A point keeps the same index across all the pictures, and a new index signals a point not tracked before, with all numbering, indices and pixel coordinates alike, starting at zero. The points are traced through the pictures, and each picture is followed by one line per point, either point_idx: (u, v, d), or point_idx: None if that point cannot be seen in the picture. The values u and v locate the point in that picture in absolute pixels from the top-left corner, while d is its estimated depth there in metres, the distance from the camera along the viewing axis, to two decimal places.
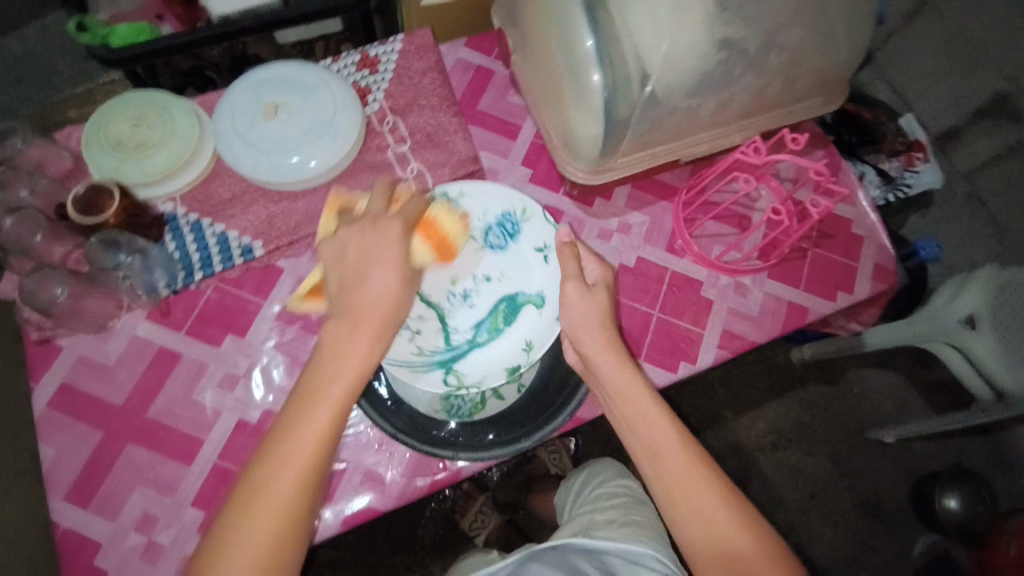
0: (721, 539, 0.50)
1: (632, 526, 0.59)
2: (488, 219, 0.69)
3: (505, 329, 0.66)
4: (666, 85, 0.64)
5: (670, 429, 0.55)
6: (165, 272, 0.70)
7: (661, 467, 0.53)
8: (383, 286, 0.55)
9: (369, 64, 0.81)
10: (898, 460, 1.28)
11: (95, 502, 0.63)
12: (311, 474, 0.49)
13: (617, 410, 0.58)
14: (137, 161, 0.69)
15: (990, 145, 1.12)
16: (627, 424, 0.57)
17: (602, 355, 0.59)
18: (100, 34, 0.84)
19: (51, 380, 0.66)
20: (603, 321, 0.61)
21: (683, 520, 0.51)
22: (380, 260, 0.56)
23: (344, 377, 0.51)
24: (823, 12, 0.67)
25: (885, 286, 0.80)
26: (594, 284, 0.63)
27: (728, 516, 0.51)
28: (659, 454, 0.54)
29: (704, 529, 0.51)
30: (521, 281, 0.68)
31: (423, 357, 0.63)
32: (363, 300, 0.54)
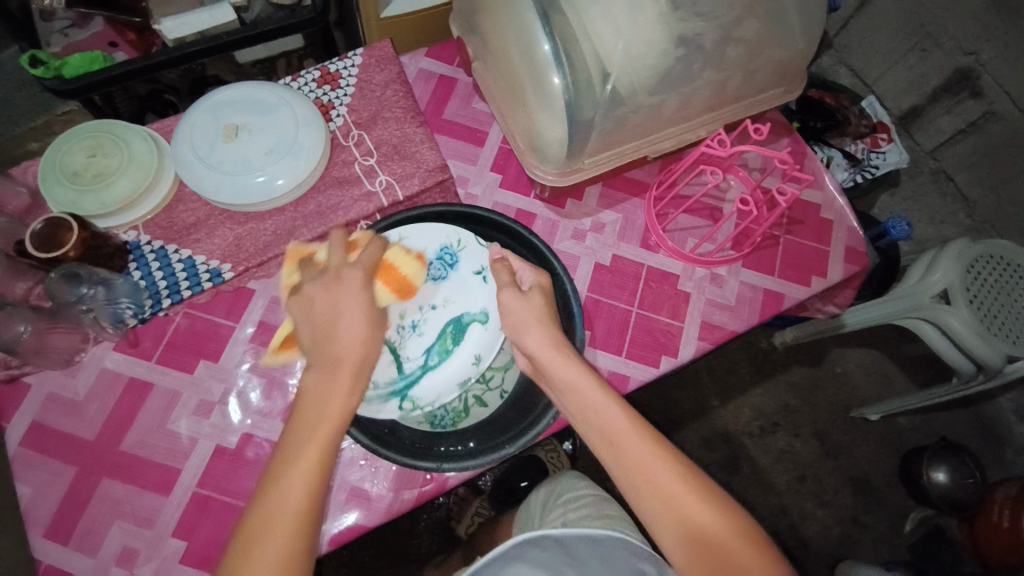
0: (687, 519, 0.50)
1: (607, 519, 0.64)
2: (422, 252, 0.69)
3: (454, 351, 0.67)
4: (627, 83, 0.64)
5: (624, 415, 0.54)
6: (132, 300, 0.68)
7: (621, 454, 0.53)
8: (353, 330, 0.55)
9: (330, 80, 0.80)
10: (886, 438, 1.29)
11: (75, 538, 0.61)
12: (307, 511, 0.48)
13: (569, 404, 0.57)
14: (96, 192, 0.67)
15: (952, 121, 1.14)
16: (580, 415, 0.56)
17: (548, 353, 0.58)
18: (53, 65, 0.81)
19: (22, 418, 0.65)
20: (543, 319, 0.60)
21: (649, 506, 0.51)
22: (351, 305, 0.56)
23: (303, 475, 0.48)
24: (775, 4, 0.68)
25: (856, 268, 0.81)
26: (530, 289, 0.63)
27: (690, 495, 0.51)
28: (616, 442, 0.53)
29: (670, 511, 0.50)
30: (463, 303, 0.69)
31: (378, 390, 0.64)
32: (338, 346, 0.54)
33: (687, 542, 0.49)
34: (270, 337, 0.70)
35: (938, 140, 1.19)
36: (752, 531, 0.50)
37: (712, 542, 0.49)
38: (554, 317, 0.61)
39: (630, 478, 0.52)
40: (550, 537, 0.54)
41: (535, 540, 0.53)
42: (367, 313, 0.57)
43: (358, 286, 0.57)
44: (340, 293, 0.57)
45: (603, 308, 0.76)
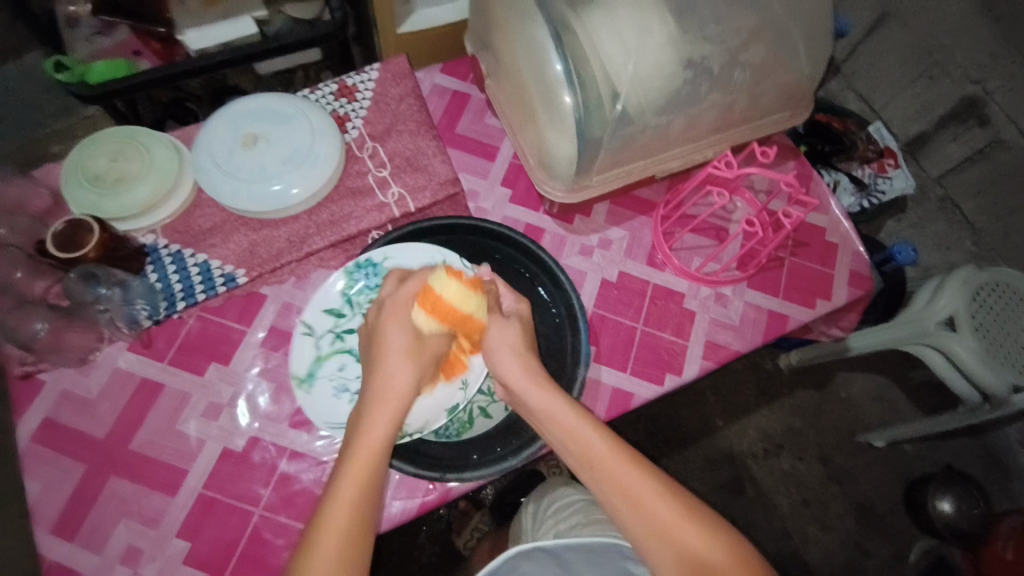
0: (672, 537, 0.50)
1: (596, 524, 0.63)
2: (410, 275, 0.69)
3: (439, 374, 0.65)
4: (635, 103, 0.66)
5: (600, 438, 0.55)
6: (147, 302, 0.69)
7: (602, 477, 0.54)
8: (402, 371, 0.57)
9: (347, 93, 0.82)
10: (890, 464, 1.29)
11: (81, 535, 0.62)
12: (346, 543, 0.49)
13: (548, 431, 0.57)
14: (116, 195, 0.69)
15: (960, 149, 1.15)
16: (558, 440, 0.57)
17: (518, 377, 0.59)
18: (78, 71, 0.84)
19: (35, 415, 0.66)
20: (521, 349, 0.61)
21: (635, 528, 0.51)
22: (391, 343, 0.59)
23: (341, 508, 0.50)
24: (781, 30, 0.70)
25: (861, 292, 0.82)
26: (510, 314, 0.63)
27: (674, 512, 0.51)
28: (594, 464, 0.54)
29: (655, 534, 0.50)
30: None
31: None
32: (380, 381, 0.57)
33: (675, 560, 0.49)
34: (280, 343, 0.71)
35: (945, 166, 1.19)
36: (738, 544, 0.50)
37: (699, 560, 0.49)
38: (529, 344, 0.62)
39: (613, 501, 0.53)
40: (541, 550, 0.56)
41: (527, 553, 0.56)
42: (413, 348, 0.59)
43: (398, 325, 0.59)
44: (382, 331, 0.59)
45: (609, 324, 0.77)
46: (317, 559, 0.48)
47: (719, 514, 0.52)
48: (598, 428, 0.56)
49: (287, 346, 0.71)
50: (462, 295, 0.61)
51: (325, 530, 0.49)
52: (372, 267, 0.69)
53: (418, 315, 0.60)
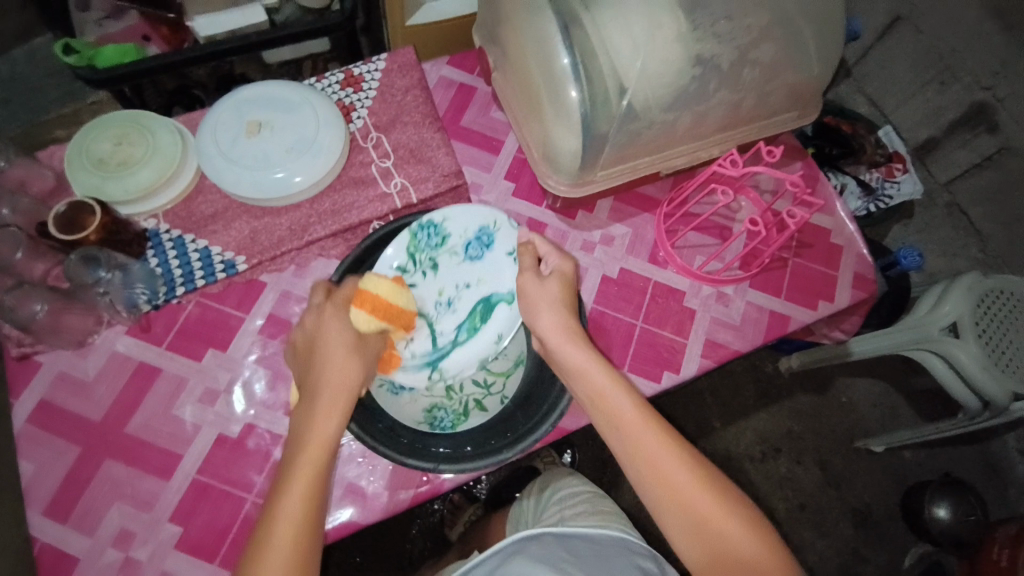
0: (693, 509, 0.50)
1: (602, 514, 0.66)
2: (463, 233, 0.71)
3: (481, 329, 0.70)
4: (642, 99, 0.65)
5: (632, 404, 0.55)
6: (147, 286, 0.69)
7: (628, 441, 0.53)
8: (343, 370, 0.56)
9: (353, 83, 0.82)
10: (889, 470, 1.28)
11: (74, 517, 0.62)
12: (302, 540, 0.49)
13: (578, 388, 0.58)
14: (119, 178, 0.69)
15: (968, 155, 1.14)
16: (589, 401, 0.57)
17: (556, 335, 0.60)
18: (86, 55, 0.84)
19: (31, 395, 0.66)
20: (561, 307, 0.62)
21: (656, 494, 0.51)
22: (333, 340, 0.57)
23: (295, 506, 0.49)
24: (792, 28, 0.69)
25: (864, 295, 0.81)
26: (550, 274, 0.64)
27: (696, 483, 0.51)
28: (621, 428, 0.54)
29: (678, 503, 0.50)
30: (494, 281, 0.71)
31: (412, 359, 0.67)
32: (321, 382, 0.55)
33: (692, 530, 0.50)
34: (278, 331, 0.71)
35: (953, 172, 1.18)
36: (758, 523, 0.50)
37: (717, 533, 0.49)
38: (570, 303, 0.63)
39: (638, 466, 0.52)
40: (547, 534, 0.56)
41: (534, 536, 0.55)
42: (352, 349, 0.57)
43: (338, 324, 0.58)
44: (320, 336, 0.57)
45: (608, 320, 0.77)
46: (279, 524, 0.48)
47: (740, 492, 0.52)
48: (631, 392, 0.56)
49: (286, 334, 0.71)
50: (394, 294, 0.62)
51: (281, 510, 0.49)
52: (434, 228, 0.71)
53: (356, 316, 0.59)
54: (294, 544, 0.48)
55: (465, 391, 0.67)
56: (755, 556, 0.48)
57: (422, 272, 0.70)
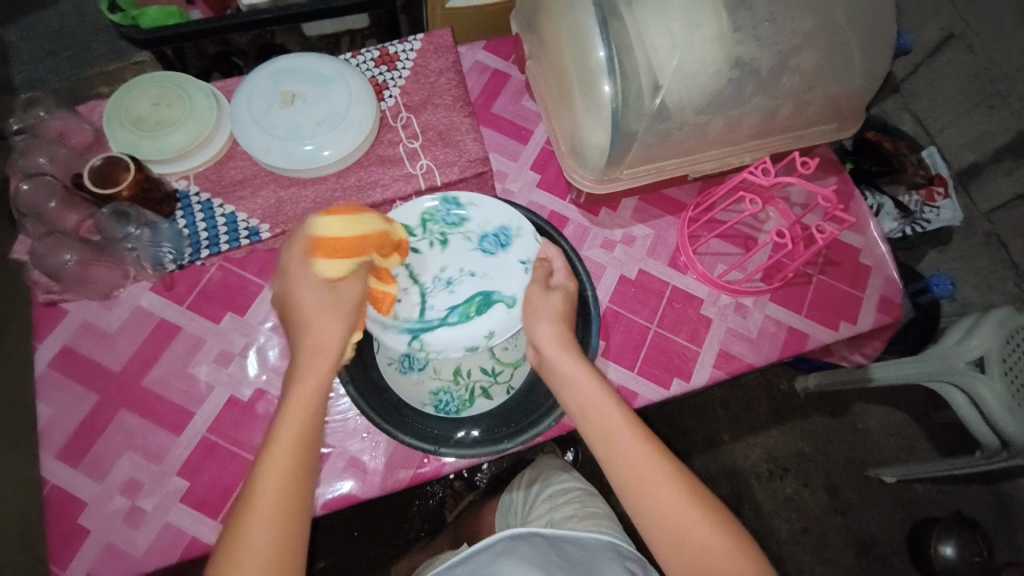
0: (685, 527, 0.49)
1: (590, 519, 0.67)
2: (480, 229, 0.72)
3: (473, 319, 0.68)
4: (675, 99, 0.64)
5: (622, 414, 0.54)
6: (173, 245, 0.71)
7: (617, 450, 0.52)
8: (340, 329, 0.54)
9: (388, 61, 0.82)
10: (897, 501, 1.25)
11: (86, 462, 0.65)
12: (297, 455, 0.47)
13: (566, 394, 0.57)
14: (155, 139, 0.71)
15: (1011, 185, 1.09)
16: (577, 408, 0.56)
17: (552, 343, 0.60)
18: (132, 14, 0.87)
19: (55, 341, 0.68)
20: (558, 319, 0.62)
21: (638, 504, 0.50)
22: (301, 299, 0.55)
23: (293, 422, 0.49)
24: (838, 37, 0.67)
25: (889, 320, 0.79)
26: (554, 287, 0.65)
27: (681, 497, 0.50)
28: (612, 437, 0.53)
29: (671, 520, 0.49)
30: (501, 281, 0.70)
31: (396, 320, 0.67)
32: (301, 328, 0.54)
33: (672, 545, 0.49)
34: None
35: (996, 202, 1.13)
36: (743, 541, 0.49)
37: (701, 545, 0.48)
38: (570, 316, 0.64)
39: (623, 475, 0.51)
40: (539, 535, 0.56)
41: (523, 536, 0.56)
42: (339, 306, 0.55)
43: (303, 280, 0.55)
44: (290, 288, 0.56)
45: (622, 322, 0.76)
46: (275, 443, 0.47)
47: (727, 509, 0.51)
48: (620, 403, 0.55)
49: None
50: (360, 222, 0.57)
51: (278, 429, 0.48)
52: (456, 206, 0.72)
53: (317, 262, 0.56)
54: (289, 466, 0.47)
55: (471, 377, 0.68)
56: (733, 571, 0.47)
57: (429, 242, 0.71)
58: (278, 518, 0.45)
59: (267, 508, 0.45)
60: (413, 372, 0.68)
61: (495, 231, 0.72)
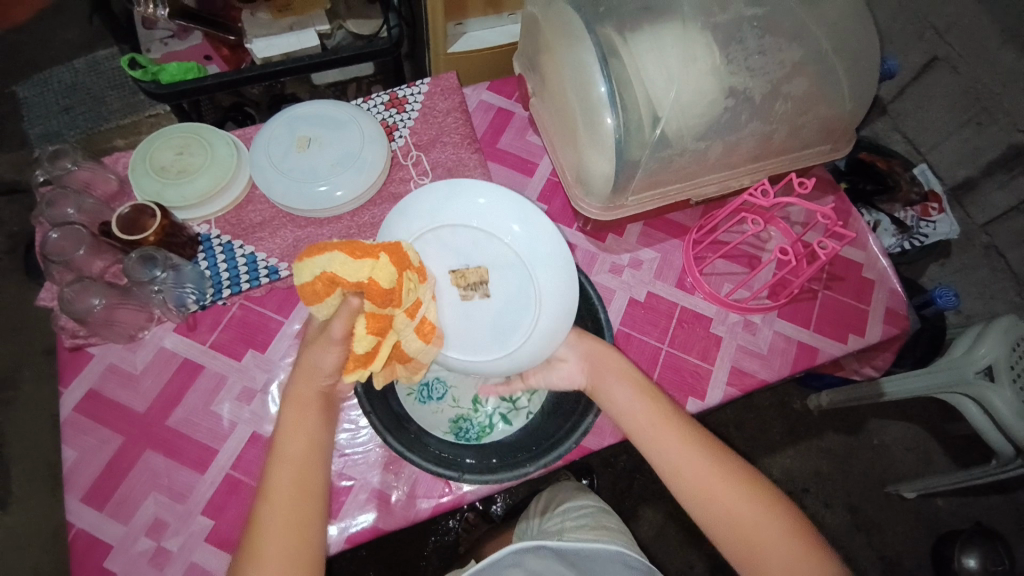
0: (728, 507, 0.55)
1: (602, 529, 0.70)
2: (527, 236, 0.67)
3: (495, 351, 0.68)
4: (675, 128, 0.67)
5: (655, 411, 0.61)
6: (195, 287, 0.73)
7: (657, 444, 0.59)
8: (330, 357, 0.56)
9: (397, 104, 0.86)
10: (920, 518, 1.24)
11: (111, 504, 0.65)
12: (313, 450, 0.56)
13: (608, 402, 0.62)
14: (177, 186, 0.74)
15: (1005, 197, 1.12)
16: (619, 413, 0.62)
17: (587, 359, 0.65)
18: (150, 70, 0.90)
19: (80, 385, 0.70)
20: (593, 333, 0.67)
21: (699, 507, 0.56)
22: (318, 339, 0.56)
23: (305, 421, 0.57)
24: (824, 65, 0.71)
25: (897, 331, 0.80)
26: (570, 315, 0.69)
27: (730, 484, 0.56)
28: (652, 435, 0.59)
29: (714, 504, 0.56)
30: (540, 304, 0.67)
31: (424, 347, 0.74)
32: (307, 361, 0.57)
33: (735, 541, 0.54)
34: None
35: (991, 214, 1.16)
36: (794, 521, 0.55)
37: (744, 519, 0.54)
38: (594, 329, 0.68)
39: (664, 465, 0.58)
40: (544, 548, 0.63)
41: (533, 549, 0.63)
42: (329, 341, 0.55)
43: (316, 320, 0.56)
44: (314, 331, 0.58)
45: (634, 343, 0.78)
46: (290, 438, 0.56)
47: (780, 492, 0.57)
48: (667, 416, 0.60)
49: None
50: (357, 270, 0.52)
51: (295, 428, 0.56)
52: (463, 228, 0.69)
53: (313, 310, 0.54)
54: (303, 458, 0.55)
55: (490, 406, 0.70)
56: (791, 553, 0.53)
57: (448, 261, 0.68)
58: (298, 497, 0.53)
59: (280, 506, 0.53)
60: (431, 401, 0.70)
61: (541, 253, 0.67)
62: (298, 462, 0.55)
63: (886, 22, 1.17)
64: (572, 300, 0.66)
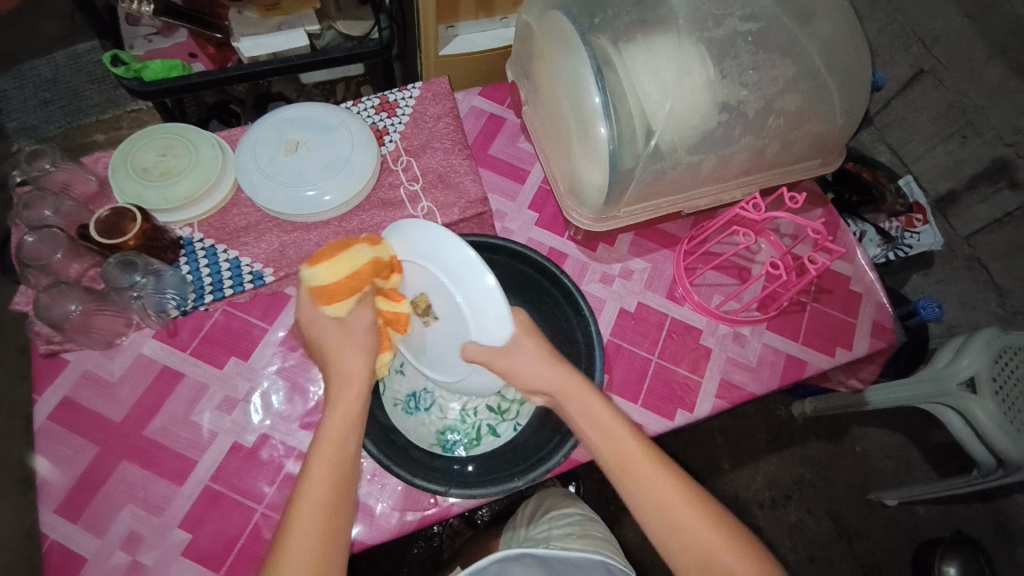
0: (710, 555, 0.50)
1: (588, 538, 0.69)
2: (434, 256, 0.60)
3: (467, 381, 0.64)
4: (669, 141, 0.67)
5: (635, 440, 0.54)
6: (177, 292, 0.71)
7: (636, 481, 0.52)
8: (357, 347, 0.57)
9: (388, 108, 0.85)
10: (901, 527, 1.25)
11: (85, 517, 0.63)
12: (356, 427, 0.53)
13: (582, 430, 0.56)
14: (160, 188, 0.72)
15: (989, 210, 1.14)
16: (594, 442, 0.55)
17: (556, 380, 0.57)
18: (133, 66, 0.87)
19: (55, 392, 0.67)
20: (546, 357, 0.58)
21: (654, 525, 0.52)
22: (333, 330, 0.58)
23: (352, 396, 0.54)
24: (817, 82, 0.71)
25: (883, 345, 0.81)
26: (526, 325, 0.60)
27: (712, 528, 0.50)
28: (629, 468, 0.53)
29: (694, 549, 0.50)
30: (473, 317, 0.59)
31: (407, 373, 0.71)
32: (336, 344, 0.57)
33: None
34: (299, 343, 0.72)
35: (974, 226, 1.18)
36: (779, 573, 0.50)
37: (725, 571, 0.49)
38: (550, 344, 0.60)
39: (639, 501, 0.52)
40: (531, 556, 0.62)
41: (517, 558, 0.62)
42: (355, 336, 0.58)
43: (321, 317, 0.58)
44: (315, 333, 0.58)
45: (623, 355, 0.77)
46: (334, 412, 0.53)
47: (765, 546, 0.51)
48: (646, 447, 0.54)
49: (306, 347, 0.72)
50: (382, 251, 0.62)
51: (338, 403, 0.53)
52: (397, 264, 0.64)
53: (330, 309, 0.58)
54: (343, 436, 0.51)
55: (477, 416, 0.69)
56: None
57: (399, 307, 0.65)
58: (337, 480, 0.49)
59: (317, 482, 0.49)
60: (419, 412, 0.69)
61: (456, 267, 0.58)
62: (340, 438, 0.51)
63: (874, 35, 1.18)
64: (497, 314, 0.57)
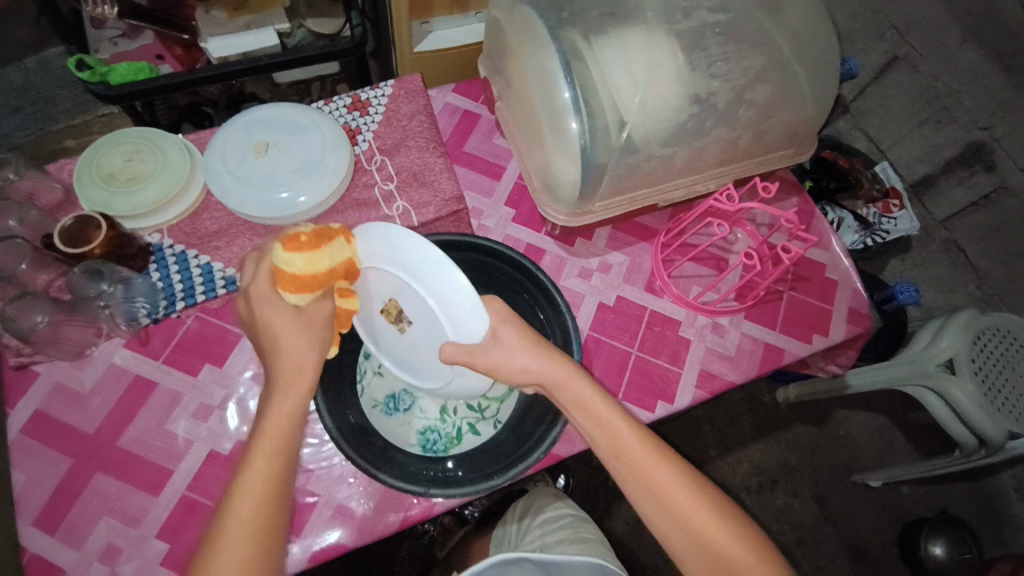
0: (704, 537, 0.50)
1: (584, 541, 0.70)
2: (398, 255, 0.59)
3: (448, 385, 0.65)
4: (641, 133, 0.67)
5: (631, 428, 0.54)
6: (147, 300, 0.70)
7: (632, 468, 0.52)
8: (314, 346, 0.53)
9: (360, 107, 0.84)
10: (886, 507, 1.27)
11: (61, 530, 0.62)
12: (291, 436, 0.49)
13: (577, 417, 0.56)
14: (127, 195, 0.71)
15: (965, 193, 1.15)
16: (591, 431, 0.55)
17: (550, 366, 0.56)
18: (99, 70, 0.85)
19: (26, 405, 0.66)
20: (527, 344, 0.57)
21: (649, 510, 0.52)
22: (280, 325, 0.53)
23: (291, 401, 0.50)
24: (786, 73, 0.71)
25: (860, 330, 0.81)
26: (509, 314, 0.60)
27: (705, 511, 0.51)
28: (626, 455, 0.53)
29: (687, 531, 0.50)
30: (450, 319, 0.58)
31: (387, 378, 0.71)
32: (284, 347, 0.52)
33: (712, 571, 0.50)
34: None
35: (950, 210, 1.19)
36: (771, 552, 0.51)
37: (720, 553, 0.50)
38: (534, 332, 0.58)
39: (636, 487, 0.52)
40: (528, 560, 0.63)
41: (514, 561, 0.63)
42: (312, 330, 0.54)
43: (276, 310, 0.54)
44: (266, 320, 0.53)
45: (603, 348, 0.77)
46: (270, 416, 0.49)
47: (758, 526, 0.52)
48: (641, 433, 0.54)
49: None
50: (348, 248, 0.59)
51: (274, 406, 0.50)
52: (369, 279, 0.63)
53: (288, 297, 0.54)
54: (278, 443, 0.48)
55: (457, 415, 0.69)
56: None
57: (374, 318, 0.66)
58: (269, 489, 0.47)
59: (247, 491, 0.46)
60: (399, 413, 0.69)
61: (420, 264, 0.58)
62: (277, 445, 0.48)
63: (847, 23, 1.19)
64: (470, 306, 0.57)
